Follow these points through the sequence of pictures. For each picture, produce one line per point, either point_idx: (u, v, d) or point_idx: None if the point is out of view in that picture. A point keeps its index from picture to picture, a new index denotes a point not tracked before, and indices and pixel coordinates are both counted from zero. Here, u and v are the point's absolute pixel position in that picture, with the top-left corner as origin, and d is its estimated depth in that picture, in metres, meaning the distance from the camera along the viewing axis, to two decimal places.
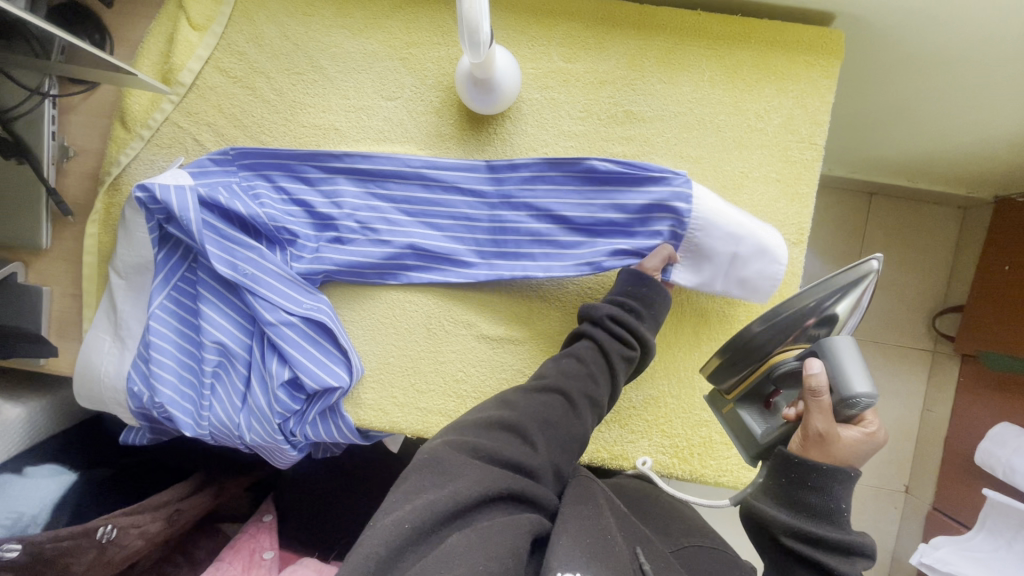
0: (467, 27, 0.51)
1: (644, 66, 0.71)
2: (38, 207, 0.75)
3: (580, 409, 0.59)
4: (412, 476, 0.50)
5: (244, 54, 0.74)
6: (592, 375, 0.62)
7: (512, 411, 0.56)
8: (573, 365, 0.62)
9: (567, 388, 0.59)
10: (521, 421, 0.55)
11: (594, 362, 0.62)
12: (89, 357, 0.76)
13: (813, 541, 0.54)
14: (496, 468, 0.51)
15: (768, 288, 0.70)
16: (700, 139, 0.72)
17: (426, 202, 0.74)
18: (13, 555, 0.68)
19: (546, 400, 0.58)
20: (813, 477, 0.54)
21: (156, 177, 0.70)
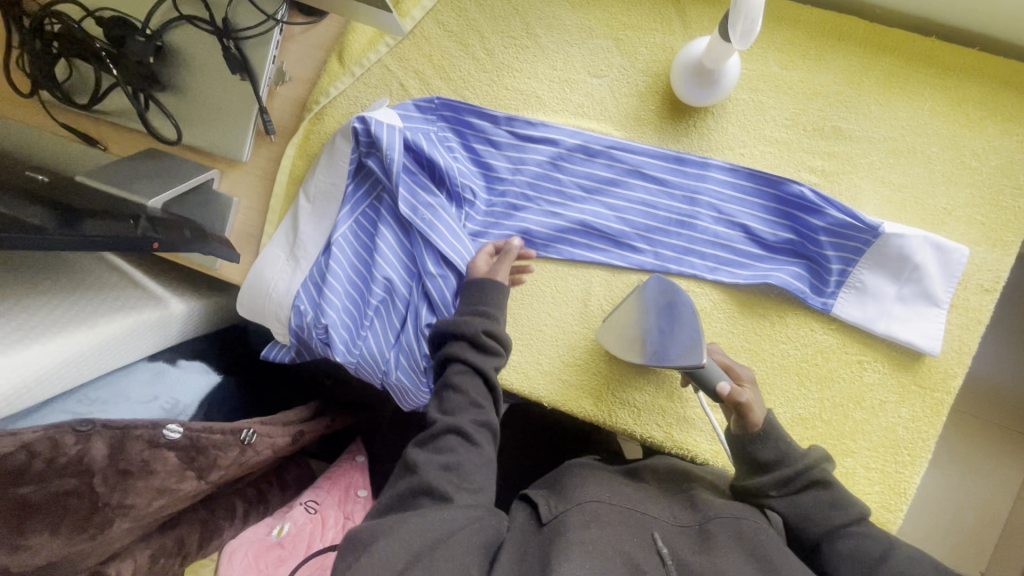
0: (745, 17, 0.53)
1: (862, 84, 0.70)
2: (247, 122, 0.80)
3: (480, 441, 0.66)
4: (367, 529, 0.59)
5: (465, 11, 0.77)
6: (470, 394, 0.68)
7: (438, 459, 0.64)
8: (470, 384, 0.68)
9: (468, 424, 0.66)
10: (456, 459, 0.64)
11: (467, 381, 0.68)
12: (262, 270, 0.80)
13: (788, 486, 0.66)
14: (434, 512, 0.59)
15: (936, 339, 0.69)
16: (907, 167, 0.70)
17: (607, 181, 0.75)
18: (175, 437, 0.71)
19: (449, 442, 0.66)
20: (767, 440, 0.66)
21: (371, 111, 0.74)
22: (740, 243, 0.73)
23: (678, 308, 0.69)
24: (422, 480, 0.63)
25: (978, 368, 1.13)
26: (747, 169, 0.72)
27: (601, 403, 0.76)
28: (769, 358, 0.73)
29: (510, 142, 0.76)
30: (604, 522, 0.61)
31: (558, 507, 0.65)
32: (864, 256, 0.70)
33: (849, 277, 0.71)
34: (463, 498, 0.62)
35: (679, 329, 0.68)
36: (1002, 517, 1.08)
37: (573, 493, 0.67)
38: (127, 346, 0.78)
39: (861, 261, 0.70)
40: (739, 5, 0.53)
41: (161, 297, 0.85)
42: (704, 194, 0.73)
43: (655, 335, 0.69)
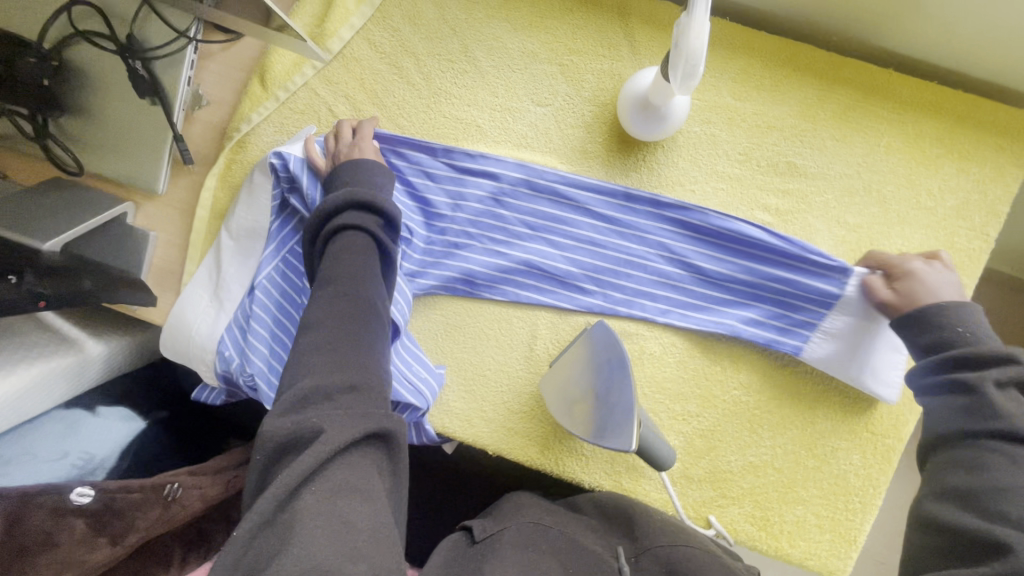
0: (687, 58, 0.48)
1: (817, 117, 0.67)
2: (161, 151, 0.73)
3: (372, 296, 0.52)
4: (280, 421, 0.44)
5: (398, 31, 0.71)
6: (360, 257, 0.54)
7: (327, 324, 0.50)
8: (354, 258, 0.54)
9: (352, 274, 0.53)
10: (338, 336, 0.49)
11: (359, 247, 0.55)
12: (182, 313, 0.74)
13: (978, 366, 0.52)
14: (355, 411, 0.45)
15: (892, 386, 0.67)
16: (862, 207, 0.67)
17: (552, 215, 0.70)
18: (85, 502, 0.65)
19: (351, 308, 0.50)
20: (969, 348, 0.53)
21: (292, 145, 0.70)
22: (694, 284, 0.69)
23: (620, 368, 0.63)
24: (337, 379, 0.46)
25: None
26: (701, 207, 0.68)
27: (549, 451, 0.72)
28: (720, 404, 0.70)
29: (453, 171, 0.70)
30: (539, 549, 0.59)
31: (491, 528, 0.62)
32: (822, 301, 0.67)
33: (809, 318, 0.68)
34: (368, 389, 0.47)
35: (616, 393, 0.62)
36: None
37: (509, 517, 0.65)
38: (34, 400, 0.71)
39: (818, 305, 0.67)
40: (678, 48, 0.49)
41: (74, 340, 0.78)
42: (656, 227, 0.69)
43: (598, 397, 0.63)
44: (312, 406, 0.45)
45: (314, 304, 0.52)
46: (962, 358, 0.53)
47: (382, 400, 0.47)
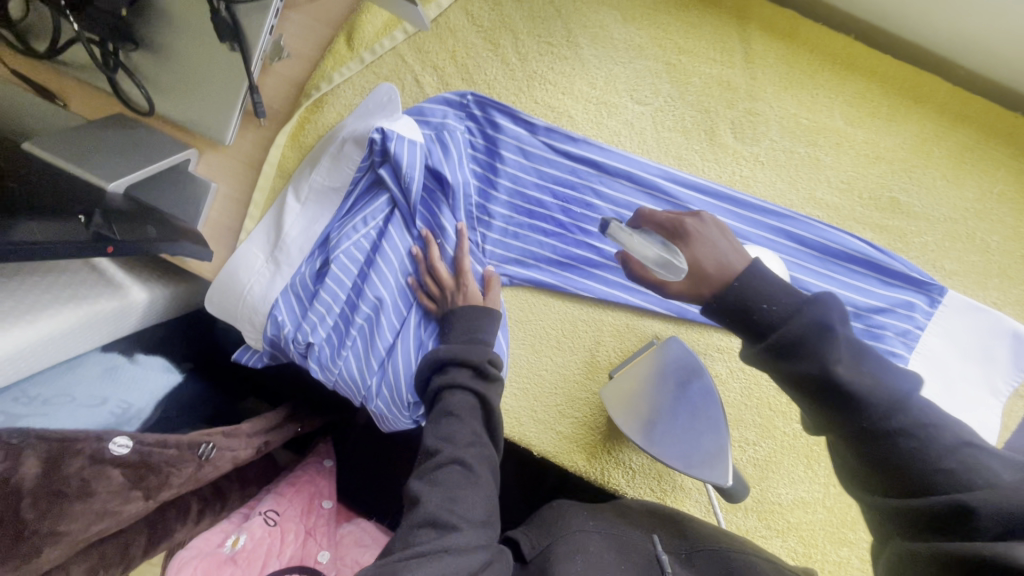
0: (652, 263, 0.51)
1: (931, 154, 0.63)
2: (233, 100, 0.69)
3: (484, 478, 0.50)
4: (419, 484, 0.50)
5: (499, 5, 0.67)
6: (466, 424, 0.52)
7: (433, 494, 0.48)
8: (471, 495, 0.49)
9: (473, 458, 0.51)
10: (444, 518, 0.46)
11: (471, 418, 0.52)
12: (237, 270, 0.71)
13: (795, 354, 0.40)
14: (473, 490, 0.49)
15: (991, 430, 0.63)
16: (962, 254, 0.64)
17: (652, 212, 0.67)
18: (123, 451, 0.63)
19: (453, 419, 0.52)
20: (737, 307, 0.43)
21: (388, 117, 0.66)
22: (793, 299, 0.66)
23: (705, 393, 0.64)
24: (452, 456, 0.50)
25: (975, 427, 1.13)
26: (803, 222, 0.64)
27: (595, 460, 0.71)
28: (778, 436, 0.69)
29: (546, 158, 0.67)
30: (589, 551, 0.55)
31: (540, 542, 0.60)
32: (917, 341, 0.64)
33: (917, 345, 0.64)
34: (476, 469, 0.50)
35: (704, 419, 0.62)
36: None
37: (557, 524, 0.62)
38: (77, 340, 0.69)
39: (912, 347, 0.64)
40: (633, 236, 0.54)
41: (119, 283, 0.74)
42: (764, 237, 0.65)
43: (677, 420, 0.63)
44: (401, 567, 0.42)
45: (427, 480, 0.50)
46: (749, 320, 0.42)
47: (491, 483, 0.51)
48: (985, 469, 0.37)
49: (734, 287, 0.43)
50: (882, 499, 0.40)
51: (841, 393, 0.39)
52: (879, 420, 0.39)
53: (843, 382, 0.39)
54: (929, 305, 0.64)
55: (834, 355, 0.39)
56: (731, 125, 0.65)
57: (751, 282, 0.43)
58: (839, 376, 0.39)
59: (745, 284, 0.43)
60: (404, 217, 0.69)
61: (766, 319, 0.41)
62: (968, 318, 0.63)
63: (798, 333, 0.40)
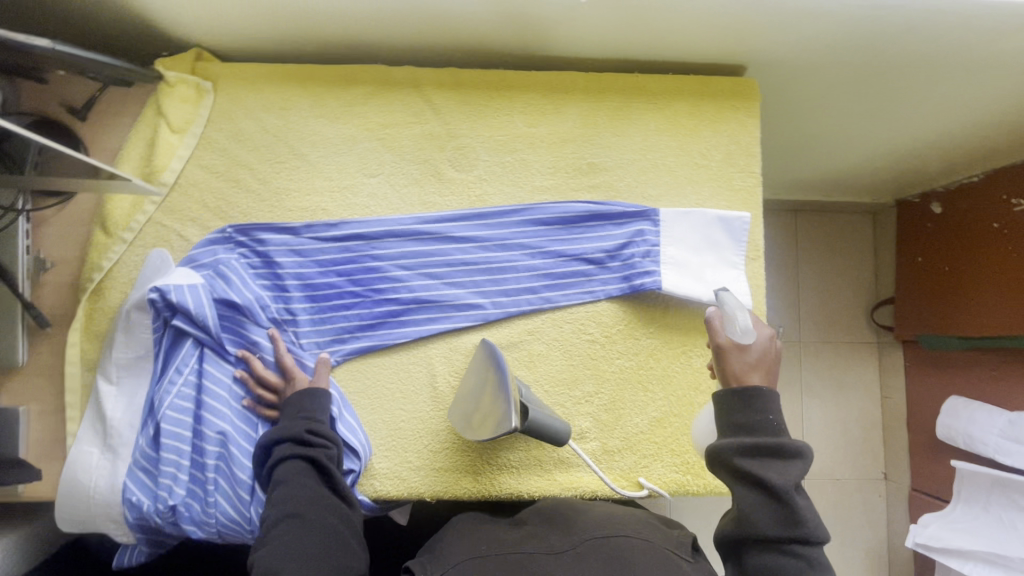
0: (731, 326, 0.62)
1: (597, 123, 0.81)
2: (13, 323, 0.72)
3: (318, 520, 0.61)
4: (258, 549, 0.59)
5: (225, 150, 0.78)
6: (298, 482, 0.63)
7: (269, 550, 0.58)
8: (304, 537, 0.59)
9: (305, 508, 0.62)
10: (277, 566, 0.57)
11: (299, 478, 0.64)
12: (75, 474, 0.71)
13: (761, 448, 0.55)
14: (307, 531, 0.60)
15: (746, 293, 0.77)
16: (657, 179, 0.81)
17: (422, 252, 0.78)
18: None
19: (283, 484, 0.63)
20: (745, 402, 0.58)
21: (163, 276, 0.72)
22: (562, 267, 0.79)
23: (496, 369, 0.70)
24: (284, 514, 0.61)
25: (804, 294, 1.37)
26: (537, 208, 0.79)
27: (481, 476, 0.76)
28: (612, 377, 0.79)
29: (318, 248, 0.77)
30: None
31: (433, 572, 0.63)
32: (662, 254, 0.79)
33: (663, 258, 0.79)
34: (308, 513, 0.61)
35: (495, 388, 0.70)
36: (877, 418, 1.36)
37: (449, 554, 0.66)
38: None
39: (660, 261, 0.79)
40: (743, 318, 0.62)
41: None
42: (514, 231, 0.79)
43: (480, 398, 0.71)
44: None
45: (265, 543, 0.59)
46: (738, 409, 0.58)
47: (329, 518, 0.62)
48: None
49: (757, 400, 0.57)
50: None
51: (783, 498, 0.54)
52: (790, 525, 0.53)
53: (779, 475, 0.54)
54: (655, 225, 0.79)
55: (794, 480, 0.54)
56: (450, 163, 0.79)
57: (768, 407, 0.57)
58: (781, 486, 0.54)
59: (750, 399, 0.57)
60: (216, 351, 0.74)
61: (756, 420, 0.57)
62: (685, 222, 0.79)
63: (790, 447, 0.55)
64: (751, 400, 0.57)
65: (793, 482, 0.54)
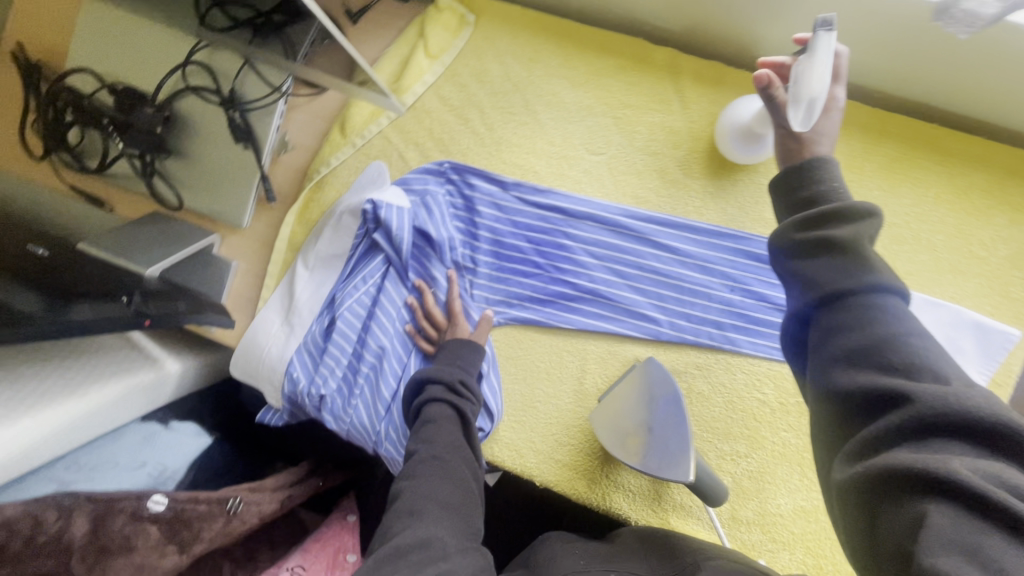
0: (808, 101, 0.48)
1: (864, 168, 0.69)
2: (249, 190, 0.81)
3: (458, 470, 0.63)
4: (402, 481, 0.62)
5: (465, 86, 0.78)
6: (445, 428, 0.65)
7: (414, 486, 0.61)
8: (443, 482, 0.61)
9: (447, 454, 0.63)
10: (417, 504, 0.59)
11: (445, 423, 0.66)
12: (257, 334, 0.80)
13: (848, 305, 0.41)
14: (446, 479, 0.62)
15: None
16: (913, 254, 0.68)
17: (615, 247, 0.74)
18: (159, 508, 0.70)
19: (432, 425, 0.66)
20: (831, 250, 0.43)
21: (379, 190, 0.76)
22: (758, 313, 0.71)
23: (675, 404, 0.67)
24: (429, 454, 0.63)
25: None
26: (756, 241, 0.71)
27: (595, 486, 0.74)
28: (769, 446, 0.71)
29: (518, 209, 0.76)
30: None
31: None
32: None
33: None
34: (451, 462, 0.63)
35: (672, 426, 0.66)
36: None
37: (548, 566, 0.65)
38: (120, 410, 0.77)
39: None
40: (798, 93, 0.49)
41: (157, 358, 0.84)
42: (720, 257, 0.72)
43: (652, 431, 0.67)
44: (389, 544, 0.56)
45: (408, 475, 0.62)
46: (812, 251, 0.44)
47: (464, 473, 0.63)
48: None
49: (845, 211, 0.43)
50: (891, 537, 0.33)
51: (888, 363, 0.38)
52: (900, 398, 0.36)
53: (880, 355, 0.38)
54: None
55: (902, 340, 0.38)
56: (679, 164, 0.73)
57: (861, 224, 0.42)
58: (886, 348, 0.38)
59: (821, 169, 0.47)
60: (398, 273, 0.78)
61: (849, 288, 0.41)
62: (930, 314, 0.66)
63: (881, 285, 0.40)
64: (843, 245, 0.42)
65: (900, 361, 0.38)
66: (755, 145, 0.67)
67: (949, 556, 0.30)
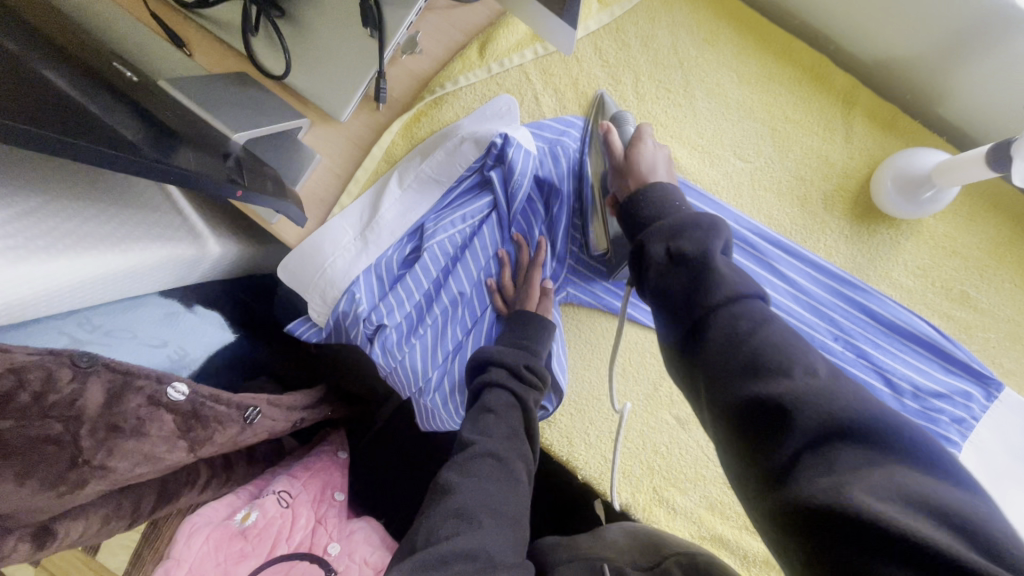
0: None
1: (1003, 257, 0.68)
2: (362, 81, 0.71)
3: (516, 475, 0.58)
4: (452, 475, 0.57)
5: (626, 46, 0.73)
6: (506, 420, 0.60)
7: (468, 485, 0.55)
8: (500, 485, 0.56)
9: (505, 451, 0.58)
10: (469, 508, 0.53)
11: (505, 415, 0.60)
12: (323, 240, 0.70)
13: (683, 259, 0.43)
14: (500, 480, 0.56)
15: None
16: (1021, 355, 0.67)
17: (735, 261, 0.69)
18: (178, 398, 0.61)
19: (490, 417, 0.60)
20: (683, 269, 0.43)
21: (511, 127, 0.69)
22: (855, 370, 0.69)
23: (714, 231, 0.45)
24: (480, 450, 0.58)
25: None
26: (877, 298, 0.68)
27: (639, 495, 0.71)
28: None
29: None
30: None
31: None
32: (972, 432, 0.66)
33: (972, 436, 0.66)
34: (506, 462, 0.58)
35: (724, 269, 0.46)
36: None
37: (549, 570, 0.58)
38: (148, 279, 0.68)
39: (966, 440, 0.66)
40: None
41: (200, 233, 0.74)
42: (836, 303, 0.69)
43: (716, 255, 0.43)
44: (430, 551, 0.50)
45: (461, 471, 0.57)
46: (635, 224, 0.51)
47: (513, 473, 0.58)
48: (811, 382, 0.35)
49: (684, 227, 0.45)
50: (770, 506, 0.34)
51: (711, 312, 0.39)
52: (766, 394, 0.35)
53: (738, 372, 0.37)
54: (985, 399, 0.67)
55: (705, 261, 0.42)
56: (823, 197, 0.70)
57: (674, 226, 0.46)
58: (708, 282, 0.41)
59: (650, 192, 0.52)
60: (499, 221, 0.72)
61: (702, 307, 0.40)
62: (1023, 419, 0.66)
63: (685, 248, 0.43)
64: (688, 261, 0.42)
65: (736, 326, 0.38)
66: (914, 202, 0.64)
67: (881, 501, 0.29)
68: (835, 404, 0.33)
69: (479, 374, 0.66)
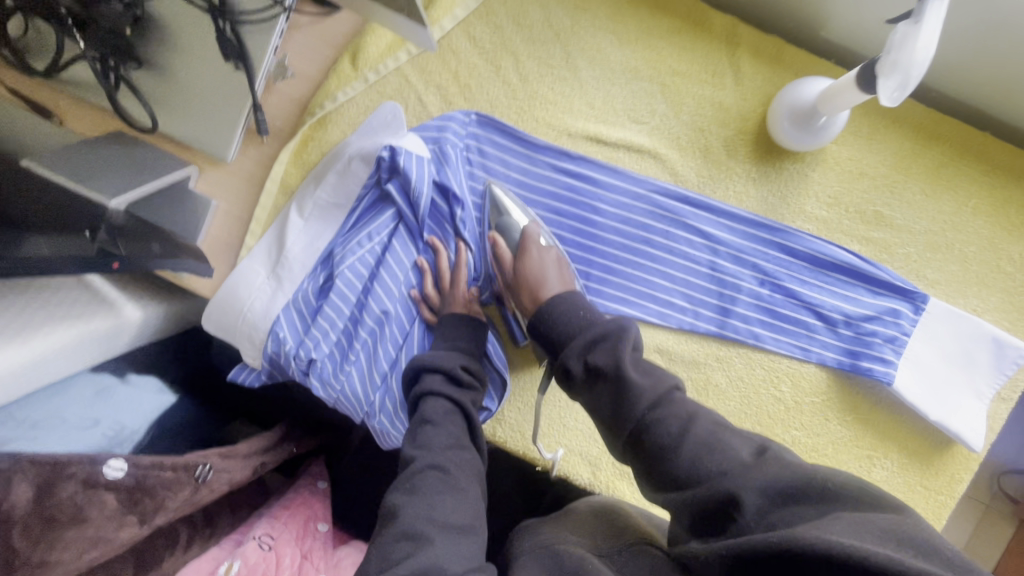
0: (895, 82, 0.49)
1: (910, 170, 0.67)
2: (238, 117, 0.68)
3: (463, 483, 0.56)
4: (399, 495, 0.55)
5: (500, 28, 0.71)
6: (446, 427, 0.59)
7: (415, 503, 0.53)
8: (449, 497, 0.54)
9: (450, 461, 0.57)
10: (422, 527, 0.51)
11: (443, 422, 0.59)
12: (236, 285, 0.68)
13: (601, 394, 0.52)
14: (449, 492, 0.54)
15: (979, 432, 0.65)
16: (943, 263, 0.67)
17: (644, 224, 0.69)
18: (119, 475, 0.61)
19: (430, 428, 0.59)
20: (598, 381, 0.53)
21: (398, 136, 0.67)
22: (784, 309, 0.68)
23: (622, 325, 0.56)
24: (423, 463, 0.56)
25: None
26: (793, 235, 0.68)
27: (599, 472, 0.71)
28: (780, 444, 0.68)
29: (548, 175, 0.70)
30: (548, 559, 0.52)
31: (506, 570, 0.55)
32: (905, 348, 0.67)
33: (906, 353, 0.67)
34: (452, 471, 0.56)
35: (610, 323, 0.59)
36: None
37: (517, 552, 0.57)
38: (68, 362, 0.67)
39: (901, 357, 0.67)
40: (895, 59, 0.48)
41: (115, 303, 0.72)
42: (753, 248, 0.69)
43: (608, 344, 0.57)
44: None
45: (407, 489, 0.54)
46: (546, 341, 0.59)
47: (460, 483, 0.56)
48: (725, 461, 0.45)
49: (600, 336, 0.55)
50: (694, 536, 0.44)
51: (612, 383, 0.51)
52: (712, 491, 0.43)
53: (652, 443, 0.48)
54: (913, 312, 0.67)
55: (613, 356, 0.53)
56: (725, 143, 0.68)
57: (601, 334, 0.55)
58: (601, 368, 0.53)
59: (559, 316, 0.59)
60: (408, 231, 0.71)
61: (637, 418, 0.49)
62: (952, 326, 0.66)
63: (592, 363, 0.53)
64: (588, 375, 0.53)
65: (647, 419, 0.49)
66: (811, 132, 0.63)
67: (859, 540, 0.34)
68: (774, 482, 0.41)
69: (414, 385, 0.64)
